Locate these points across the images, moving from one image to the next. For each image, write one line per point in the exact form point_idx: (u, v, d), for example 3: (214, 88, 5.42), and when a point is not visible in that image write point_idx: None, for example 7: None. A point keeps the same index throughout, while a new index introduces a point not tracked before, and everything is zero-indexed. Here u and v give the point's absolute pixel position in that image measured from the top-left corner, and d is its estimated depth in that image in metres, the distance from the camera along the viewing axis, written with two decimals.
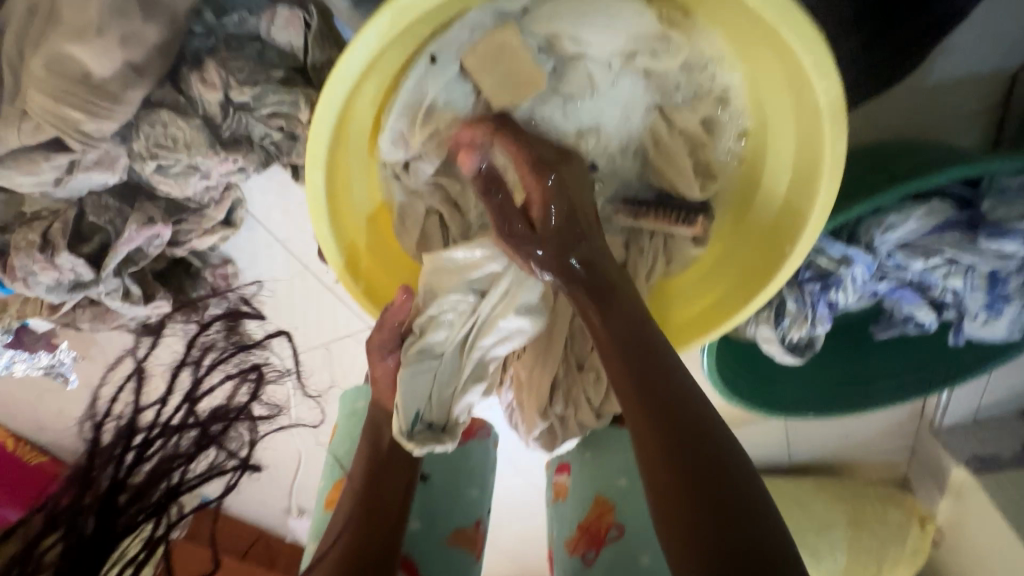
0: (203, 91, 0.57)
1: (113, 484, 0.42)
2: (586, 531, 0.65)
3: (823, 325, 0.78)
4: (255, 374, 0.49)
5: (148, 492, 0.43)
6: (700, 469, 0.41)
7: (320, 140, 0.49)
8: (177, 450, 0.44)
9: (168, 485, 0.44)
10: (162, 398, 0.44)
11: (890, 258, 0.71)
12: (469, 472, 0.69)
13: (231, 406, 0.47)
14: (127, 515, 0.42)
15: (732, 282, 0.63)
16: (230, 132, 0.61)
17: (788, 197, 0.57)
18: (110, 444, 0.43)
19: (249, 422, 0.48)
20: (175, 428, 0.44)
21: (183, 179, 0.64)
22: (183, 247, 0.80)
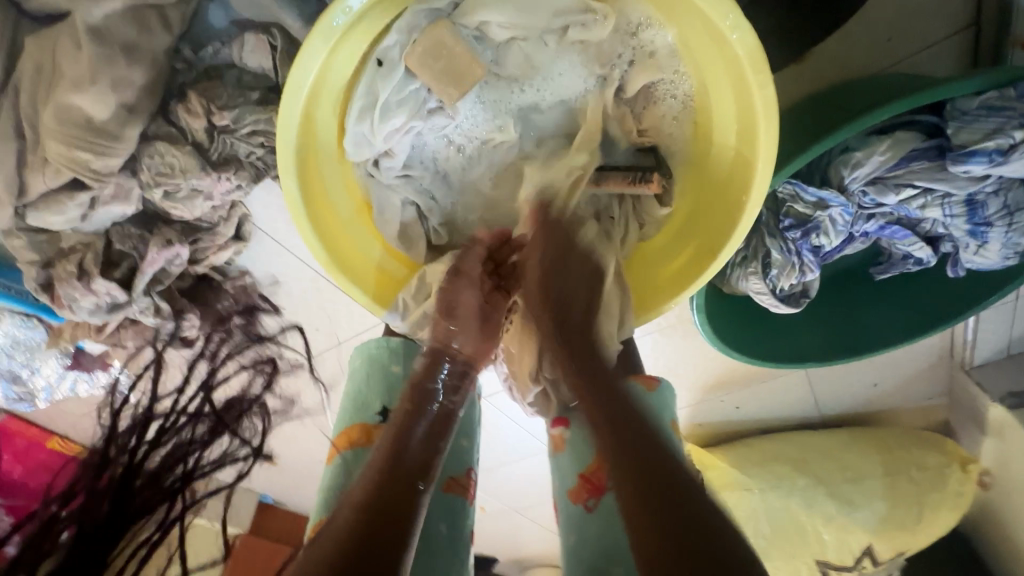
0: (189, 120, 0.64)
1: (128, 470, 0.55)
2: (588, 480, 0.65)
3: (812, 272, 0.80)
4: (265, 366, 0.70)
5: (159, 479, 0.56)
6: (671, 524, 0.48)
7: (286, 149, 0.55)
8: (173, 436, 0.59)
9: (184, 467, 0.57)
10: (179, 388, 0.61)
11: (865, 196, 0.71)
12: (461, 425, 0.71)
13: (243, 396, 0.65)
14: (143, 496, 0.55)
15: (701, 240, 0.65)
16: (218, 154, 0.67)
17: (738, 148, 0.59)
18: (127, 432, 0.58)
19: (260, 413, 0.65)
20: (192, 415, 0.60)
21: (190, 202, 0.70)
22: (203, 264, 0.88)
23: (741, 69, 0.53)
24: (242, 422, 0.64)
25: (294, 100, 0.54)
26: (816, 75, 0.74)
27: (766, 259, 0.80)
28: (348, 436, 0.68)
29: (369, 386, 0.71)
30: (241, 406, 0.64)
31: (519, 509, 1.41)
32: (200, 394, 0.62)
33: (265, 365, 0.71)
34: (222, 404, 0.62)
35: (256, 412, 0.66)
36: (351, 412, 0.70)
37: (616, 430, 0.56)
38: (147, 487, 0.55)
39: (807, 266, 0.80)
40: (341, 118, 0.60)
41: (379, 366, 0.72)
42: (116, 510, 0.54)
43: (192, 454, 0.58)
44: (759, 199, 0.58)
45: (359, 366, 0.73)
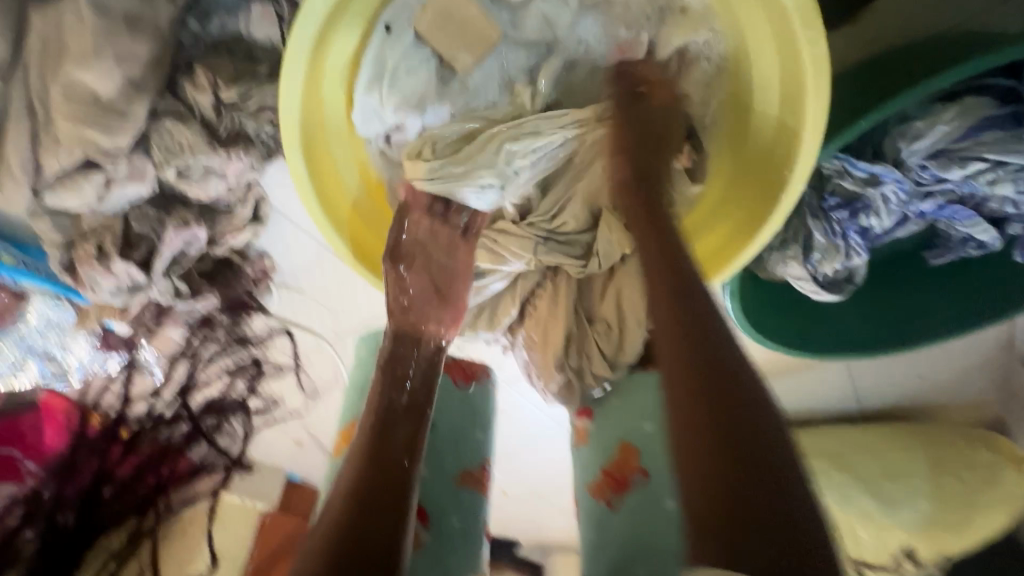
0: (196, 95, 0.62)
1: None
2: (611, 476, 0.63)
3: (858, 256, 0.74)
4: (250, 367, 1.00)
5: (129, 488, 0.95)
6: (717, 410, 0.44)
7: (291, 118, 0.55)
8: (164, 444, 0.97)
9: None
10: (205, 374, 0.98)
11: (924, 171, 0.64)
12: (476, 418, 0.68)
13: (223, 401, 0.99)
14: None
15: (738, 217, 0.60)
16: (226, 130, 0.65)
17: (782, 114, 0.54)
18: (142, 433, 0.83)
19: (240, 413, 1.00)
20: (220, 410, 0.98)
21: (204, 183, 0.68)
22: (222, 246, 0.88)
23: (788, 23, 0.49)
24: (219, 427, 0.99)
25: (296, 65, 0.53)
26: (867, 38, 0.67)
27: (807, 243, 0.74)
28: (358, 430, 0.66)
29: None
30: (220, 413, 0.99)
31: None
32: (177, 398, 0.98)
33: (249, 368, 1.00)
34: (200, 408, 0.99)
35: (235, 417, 1.00)
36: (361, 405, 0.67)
37: (693, 358, 0.47)
38: None
39: (853, 252, 0.74)
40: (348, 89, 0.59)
41: None
42: None
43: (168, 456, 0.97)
44: (806, 170, 0.53)
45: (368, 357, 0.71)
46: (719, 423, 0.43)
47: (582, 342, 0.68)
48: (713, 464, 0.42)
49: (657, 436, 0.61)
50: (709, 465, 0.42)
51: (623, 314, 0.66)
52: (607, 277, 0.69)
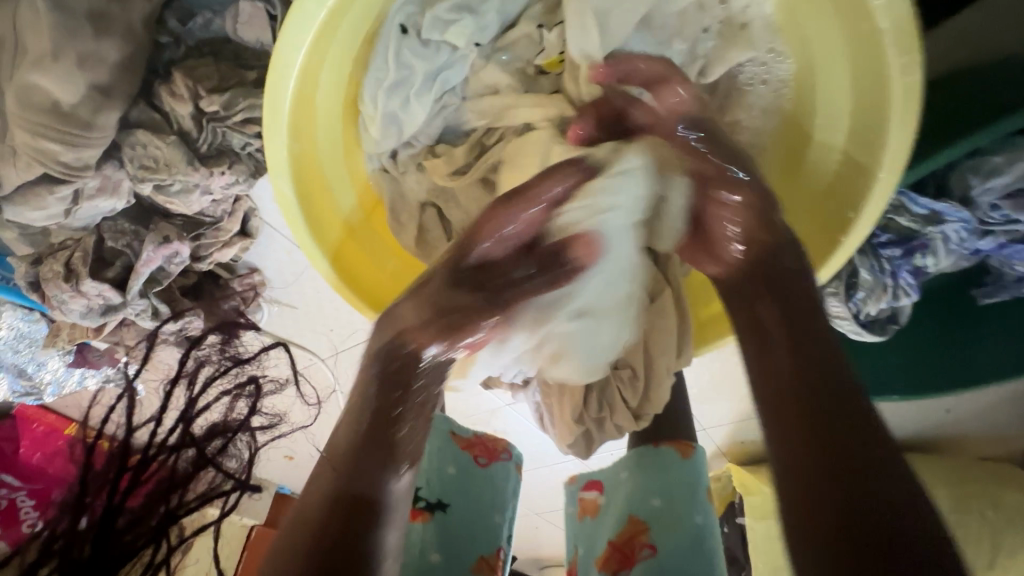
0: (174, 104, 0.54)
1: (107, 510, 0.48)
2: (617, 549, 0.65)
3: (908, 297, 0.66)
4: (251, 387, 0.55)
5: (148, 516, 0.50)
6: (825, 434, 0.38)
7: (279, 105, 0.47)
8: (170, 473, 0.51)
9: (166, 508, 0.50)
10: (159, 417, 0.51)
11: (994, 211, 0.58)
12: (489, 501, 0.67)
13: (229, 422, 0.54)
14: (126, 540, 0.48)
15: None
16: (207, 145, 0.58)
17: (848, 149, 0.49)
18: (104, 470, 0.50)
19: (247, 437, 0.55)
20: (174, 448, 0.50)
21: (186, 196, 0.62)
22: (207, 261, 0.80)
23: (881, 46, 0.42)
24: (228, 448, 0.54)
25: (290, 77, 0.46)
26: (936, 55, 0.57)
27: (851, 280, 0.67)
28: None
29: None
30: (227, 431, 0.53)
31: (539, 513, 1.35)
32: (179, 427, 0.51)
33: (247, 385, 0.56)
34: (204, 432, 0.52)
35: (243, 435, 0.55)
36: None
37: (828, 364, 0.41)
38: (130, 528, 0.48)
39: (902, 292, 0.66)
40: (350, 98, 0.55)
41: None
42: (96, 558, 0.46)
43: (176, 492, 0.51)
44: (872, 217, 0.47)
45: None
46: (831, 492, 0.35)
47: (605, 391, 0.65)
48: (825, 521, 0.35)
49: (666, 512, 0.65)
50: (814, 524, 0.35)
51: (650, 359, 0.62)
52: (633, 315, 0.63)
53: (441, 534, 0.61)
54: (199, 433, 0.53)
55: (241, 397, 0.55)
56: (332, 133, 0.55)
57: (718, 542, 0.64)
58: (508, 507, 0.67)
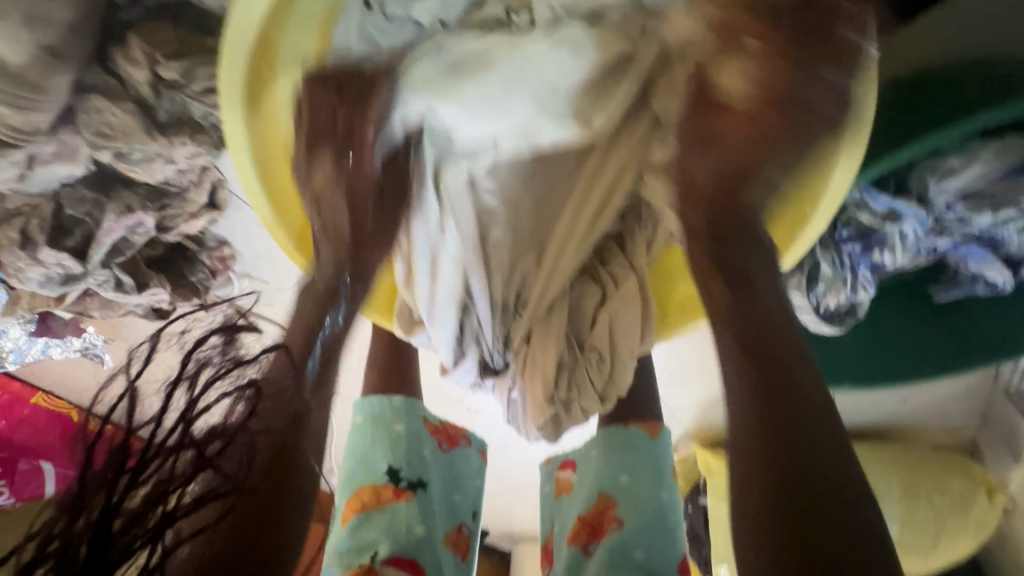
0: (130, 70, 0.52)
1: (103, 510, 0.40)
2: (587, 523, 0.67)
3: (865, 291, 0.69)
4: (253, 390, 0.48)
5: (145, 518, 0.41)
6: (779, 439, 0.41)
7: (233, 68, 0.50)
8: (172, 474, 0.43)
9: (163, 509, 0.42)
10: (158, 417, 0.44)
11: (949, 210, 0.60)
12: (456, 481, 0.72)
13: (228, 427, 0.46)
14: (123, 543, 0.40)
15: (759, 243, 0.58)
16: (166, 114, 0.56)
17: None
18: (103, 469, 0.42)
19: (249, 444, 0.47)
20: (169, 449, 0.44)
21: (148, 166, 0.60)
22: (173, 232, 0.78)
23: None
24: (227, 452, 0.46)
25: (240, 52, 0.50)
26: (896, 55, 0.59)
27: (812, 272, 0.70)
28: (359, 498, 0.65)
29: (374, 443, 0.69)
30: (230, 434, 0.46)
31: (510, 490, 1.38)
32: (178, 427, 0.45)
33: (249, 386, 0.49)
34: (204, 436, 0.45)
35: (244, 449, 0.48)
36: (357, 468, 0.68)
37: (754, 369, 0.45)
38: (127, 528, 0.40)
39: (861, 285, 0.68)
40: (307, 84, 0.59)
41: (383, 423, 0.71)
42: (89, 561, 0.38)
43: (171, 492, 0.43)
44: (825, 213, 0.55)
45: (363, 426, 0.71)
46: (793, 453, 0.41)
47: (574, 374, 0.65)
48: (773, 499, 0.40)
49: (633, 488, 0.67)
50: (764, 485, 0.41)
51: (614, 342, 0.65)
52: (600, 300, 0.69)
53: (424, 508, 0.65)
54: (198, 435, 0.45)
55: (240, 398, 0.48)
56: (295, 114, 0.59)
57: (681, 513, 0.68)
58: (469, 487, 0.73)
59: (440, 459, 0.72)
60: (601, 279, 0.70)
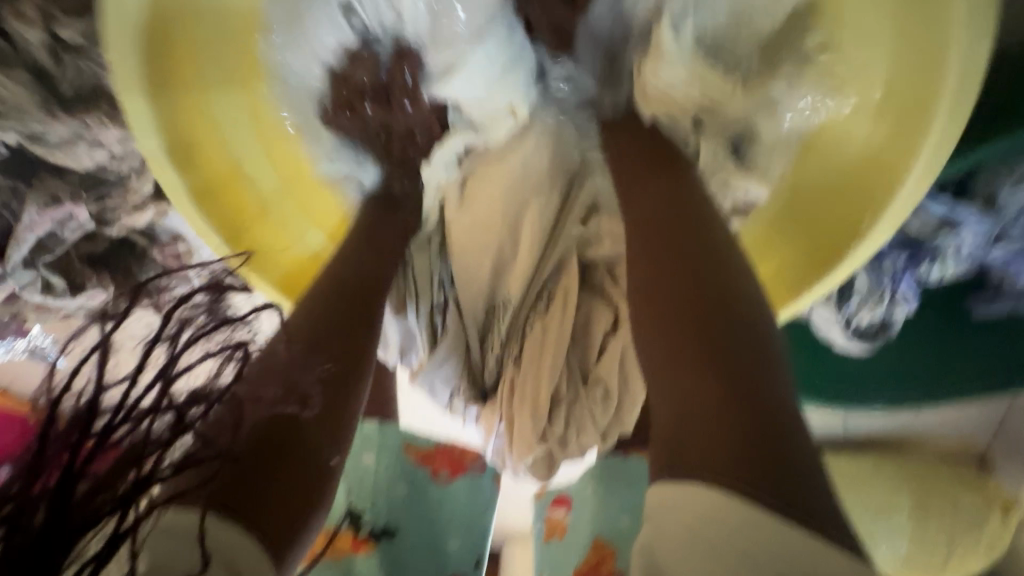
0: (25, 29, 0.42)
1: (65, 477, 0.26)
2: None
3: (903, 307, 0.60)
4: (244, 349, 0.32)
5: (119, 496, 0.28)
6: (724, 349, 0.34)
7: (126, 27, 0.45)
8: (150, 441, 0.29)
9: (140, 476, 0.29)
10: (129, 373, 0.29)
11: (1017, 221, 0.51)
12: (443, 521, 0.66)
13: (217, 386, 0.31)
14: (93, 512, 0.27)
15: (801, 252, 0.53)
16: (73, 88, 0.46)
17: (869, 141, 0.48)
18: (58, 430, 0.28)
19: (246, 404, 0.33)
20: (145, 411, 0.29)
21: (68, 149, 0.50)
22: (115, 227, 0.67)
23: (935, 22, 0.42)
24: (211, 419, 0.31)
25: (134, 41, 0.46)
26: None
27: (846, 287, 0.60)
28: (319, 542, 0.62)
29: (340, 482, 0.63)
30: (220, 395, 0.31)
31: None
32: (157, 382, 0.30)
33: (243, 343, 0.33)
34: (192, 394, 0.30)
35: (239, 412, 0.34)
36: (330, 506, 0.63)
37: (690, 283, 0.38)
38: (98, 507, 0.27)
39: (898, 301, 0.60)
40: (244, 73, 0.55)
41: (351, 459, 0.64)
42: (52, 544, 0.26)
43: (143, 463, 0.29)
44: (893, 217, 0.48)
45: None
46: (723, 351, 0.34)
47: (574, 410, 0.57)
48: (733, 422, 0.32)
49: (631, 534, 0.59)
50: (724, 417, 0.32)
51: (624, 378, 0.56)
52: (611, 325, 0.58)
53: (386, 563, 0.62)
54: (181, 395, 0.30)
55: (235, 357, 0.33)
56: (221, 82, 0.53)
57: None
58: (454, 521, 0.67)
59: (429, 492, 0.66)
60: (611, 298, 0.59)
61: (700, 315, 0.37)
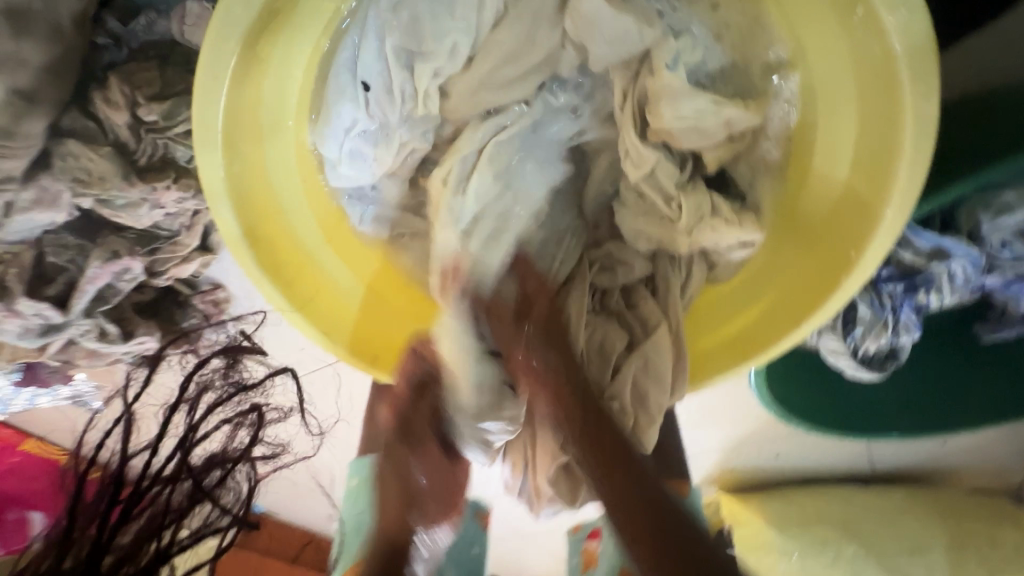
0: (109, 112, 0.50)
1: (94, 548, 0.41)
2: None
3: (908, 334, 0.63)
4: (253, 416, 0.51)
5: (136, 556, 0.43)
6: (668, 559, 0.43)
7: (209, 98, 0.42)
8: (167, 506, 0.46)
9: (157, 547, 0.44)
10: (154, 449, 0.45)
11: (1003, 249, 0.55)
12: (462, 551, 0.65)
13: (227, 453, 0.49)
14: None
15: (786, 291, 0.50)
16: (146, 158, 0.54)
17: (851, 182, 0.44)
18: (96, 500, 0.44)
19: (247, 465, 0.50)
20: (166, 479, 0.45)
21: (133, 210, 0.57)
22: (165, 277, 0.73)
23: (891, 70, 0.38)
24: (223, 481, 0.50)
25: (224, 81, 0.42)
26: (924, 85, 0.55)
27: (849, 315, 0.63)
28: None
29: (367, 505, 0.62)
30: (225, 462, 0.49)
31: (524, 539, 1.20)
32: (177, 454, 0.46)
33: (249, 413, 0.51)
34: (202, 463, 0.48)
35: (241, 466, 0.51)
36: (352, 535, 0.62)
37: (626, 505, 0.47)
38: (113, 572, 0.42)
39: (901, 329, 0.62)
40: (305, 106, 0.49)
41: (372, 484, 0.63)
42: None
43: (168, 527, 0.45)
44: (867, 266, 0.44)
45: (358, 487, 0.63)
46: (648, 523, 0.45)
47: None
48: None
49: None
50: None
51: (641, 396, 0.55)
52: (625, 348, 0.57)
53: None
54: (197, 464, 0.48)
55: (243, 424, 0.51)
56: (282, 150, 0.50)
57: None
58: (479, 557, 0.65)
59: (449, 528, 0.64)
60: (627, 321, 0.57)
61: (602, 440, 0.50)
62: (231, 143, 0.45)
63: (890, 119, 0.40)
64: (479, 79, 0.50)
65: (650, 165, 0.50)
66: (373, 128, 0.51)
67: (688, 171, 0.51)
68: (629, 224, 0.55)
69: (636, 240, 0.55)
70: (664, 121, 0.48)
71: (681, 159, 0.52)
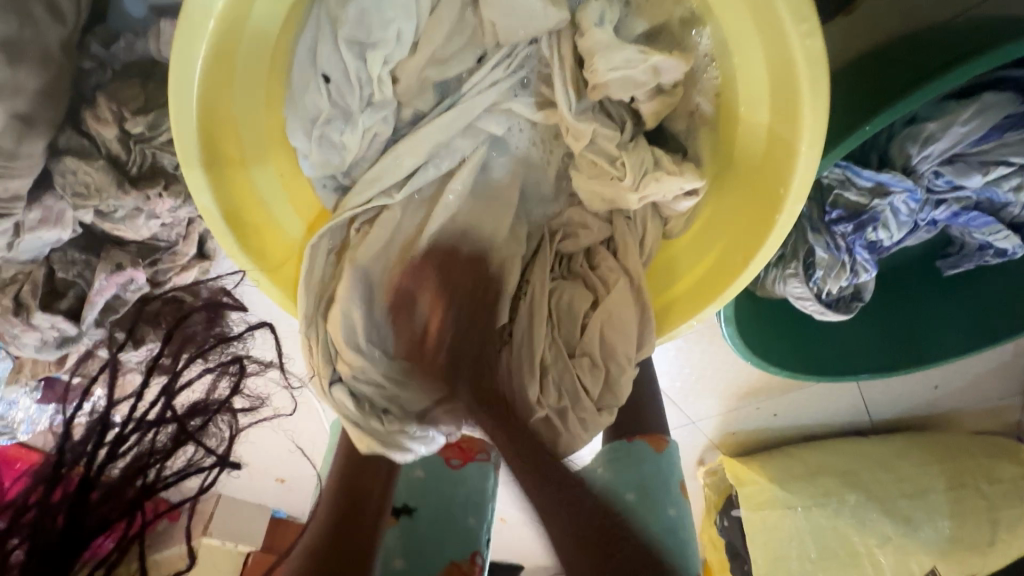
0: (99, 128, 0.55)
1: (82, 483, 0.47)
2: None
3: (867, 272, 0.66)
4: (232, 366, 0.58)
5: (125, 489, 0.48)
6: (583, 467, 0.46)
7: (185, 107, 0.46)
8: (154, 447, 0.50)
9: (145, 481, 0.49)
10: (137, 392, 0.51)
11: (939, 177, 0.59)
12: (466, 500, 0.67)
13: (210, 400, 0.55)
14: (103, 511, 0.47)
15: (733, 237, 0.54)
16: (137, 167, 0.58)
17: (772, 126, 0.48)
18: (82, 439, 0.48)
19: (227, 415, 0.56)
20: (153, 422, 0.50)
21: (132, 222, 0.62)
22: (166, 287, 0.76)
23: (777, 18, 0.43)
24: (208, 428, 0.55)
25: (192, 88, 0.46)
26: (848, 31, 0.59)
27: (808, 259, 0.66)
28: None
29: None
30: (207, 408, 0.54)
31: (539, 518, 1.18)
32: (160, 399, 0.52)
33: (231, 365, 0.59)
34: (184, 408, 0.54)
35: (223, 414, 0.57)
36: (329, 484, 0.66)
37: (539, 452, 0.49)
38: (105, 500, 0.47)
39: (860, 267, 0.66)
40: (274, 109, 0.54)
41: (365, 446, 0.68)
42: (69, 530, 0.45)
43: (153, 466, 0.49)
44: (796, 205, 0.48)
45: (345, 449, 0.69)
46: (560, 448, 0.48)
47: (563, 381, 0.58)
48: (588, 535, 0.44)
49: (641, 505, 0.63)
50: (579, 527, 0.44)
51: (610, 349, 0.58)
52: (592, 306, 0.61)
53: (404, 539, 0.62)
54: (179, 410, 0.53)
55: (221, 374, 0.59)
56: (258, 157, 0.55)
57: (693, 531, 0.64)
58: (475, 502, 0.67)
59: (447, 478, 0.68)
60: (592, 282, 0.62)
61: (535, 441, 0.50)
62: (211, 151, 0.49)
63: (790, 67, 0.44)
64: (425, 59, 0.54)
65: (588, 137, 0.55)
66: (338, 117, 0.55)
67: (628, 130, 0.57)
68: (584, 188, 0.59)
69: (591, 201, 0.60)
70: (600, 74, 0.52)
71: (622, 120, 0.58)
